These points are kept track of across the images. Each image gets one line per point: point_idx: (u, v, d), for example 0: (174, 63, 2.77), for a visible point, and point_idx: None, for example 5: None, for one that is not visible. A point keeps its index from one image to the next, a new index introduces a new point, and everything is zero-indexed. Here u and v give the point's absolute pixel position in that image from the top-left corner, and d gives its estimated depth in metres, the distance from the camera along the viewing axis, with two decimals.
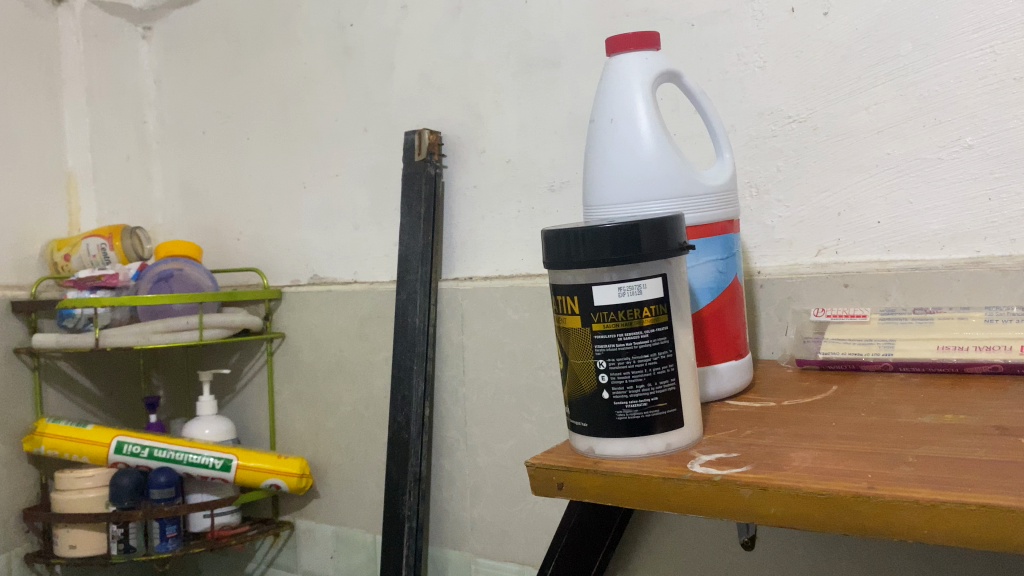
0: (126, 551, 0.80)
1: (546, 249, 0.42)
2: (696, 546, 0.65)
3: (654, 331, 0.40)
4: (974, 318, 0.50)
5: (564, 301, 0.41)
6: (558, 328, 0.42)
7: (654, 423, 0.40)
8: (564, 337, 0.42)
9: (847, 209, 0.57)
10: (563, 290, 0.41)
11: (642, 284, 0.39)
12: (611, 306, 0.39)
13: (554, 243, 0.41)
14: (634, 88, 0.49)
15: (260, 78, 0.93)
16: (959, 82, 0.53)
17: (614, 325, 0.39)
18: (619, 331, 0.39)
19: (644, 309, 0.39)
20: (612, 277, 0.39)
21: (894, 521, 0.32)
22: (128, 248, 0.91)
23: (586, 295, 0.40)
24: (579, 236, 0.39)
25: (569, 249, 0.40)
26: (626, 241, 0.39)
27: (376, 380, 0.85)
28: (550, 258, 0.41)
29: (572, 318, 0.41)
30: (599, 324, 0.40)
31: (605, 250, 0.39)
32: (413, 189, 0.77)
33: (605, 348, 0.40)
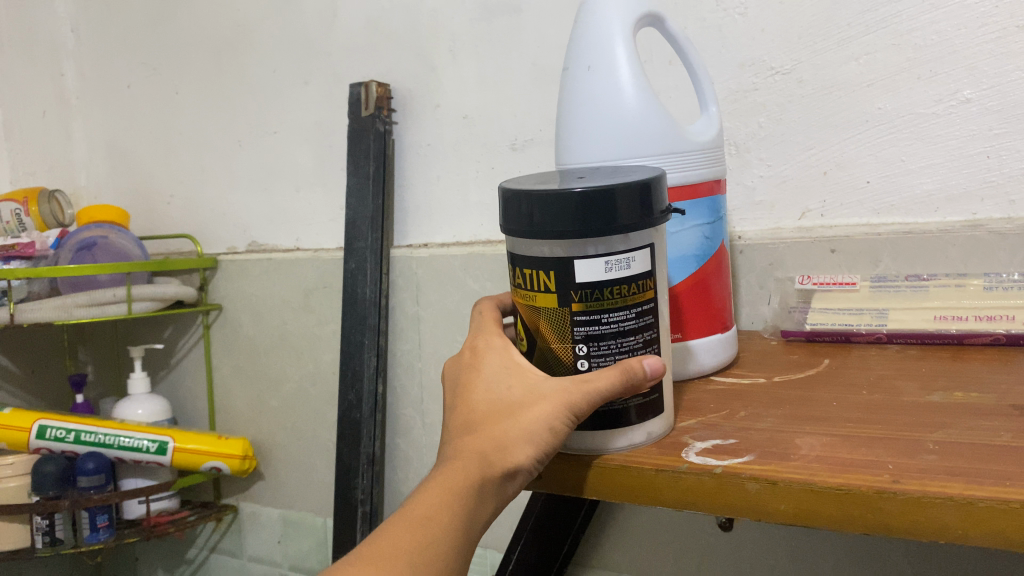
0: (52, 544, 0.74)
1: (510, 209, 0.35)
2: (670, 527, 0.61)
3: (639, 310, 0.34)
4: (972, 285, 0.46)
5: (533, 275, 0.35)
6: (523, 300, 0.36)
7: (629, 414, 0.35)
8: (531, 314, 0.36)
9: (834, 167, 0.53)
10: (533, 263, 0.35)
11: (631, 257, 0.34)
12: (596, 284, 0.33)
13: (528, 208, 0.33)
14: (614, 32, 0.44)
15: (190, 25, 0.85)
16: (958, 30, 0.48)
17: (598, 307, 0.33)
18: (603, 311, 0.34)
19: (630, 285, 0.34)
20: (596, 250, 0.33)
21: (923, 522, 0.28)
22: (45, 214, 0.83)
23: (566, 270, 0.33)
24: (564, 202, 0.32)
25: (548, 215, 0.33)
26: (619, 210, 0.32)
27: (323, 354, 0.79)
28: (517, 222, 0.34)
29: (546, 296, 0.34)
30: (580, 303, 0.34)
31: (596, 221, 0.32)
32: (360, 147, 0.71)
33: (587, 331, 0.34)
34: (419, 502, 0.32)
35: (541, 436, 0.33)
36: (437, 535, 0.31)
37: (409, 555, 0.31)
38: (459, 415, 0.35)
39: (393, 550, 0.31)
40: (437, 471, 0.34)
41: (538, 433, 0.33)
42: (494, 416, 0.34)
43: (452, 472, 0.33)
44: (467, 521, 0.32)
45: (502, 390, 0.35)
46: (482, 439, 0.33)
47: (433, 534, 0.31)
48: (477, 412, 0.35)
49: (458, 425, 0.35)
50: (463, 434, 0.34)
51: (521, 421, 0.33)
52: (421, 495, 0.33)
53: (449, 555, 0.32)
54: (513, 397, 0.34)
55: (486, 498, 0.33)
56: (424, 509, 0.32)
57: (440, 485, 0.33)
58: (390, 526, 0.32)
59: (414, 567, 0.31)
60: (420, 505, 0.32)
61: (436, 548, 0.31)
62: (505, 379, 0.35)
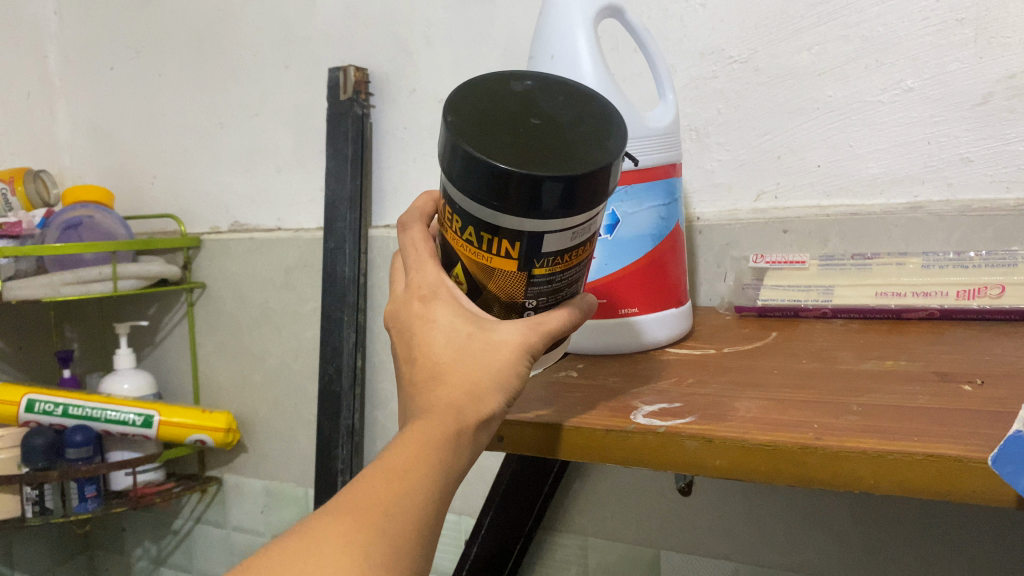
0: (42, 514, 0.76)
1: (461, 168, 0.29)
2: (633, 492, 0.65)
3: (584, 257, 0.34)
4: (912, 263, 0.49)
5: (486, 240, 0.31)
6: (465, 251, 0.33)
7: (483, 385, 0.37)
8: (480, 270, 0.33)
9: (787, 152, 0.56)
10: (489, 230, 0.30)
11: (590, 226, 0.31)
12: (559, 252, 0.31)
13: (482, 171, 0.28)
14: (577, 25, 0.46)
15: (172, 8, 0.87)
16: (902, 22, 0.51)
17: (557, 268, 0.32)
18: (558, 271, 0.32)
19: (585, 243, 0.32)
20: (561, 226, 0.30)
21: (841, 473, 0.31)
22: (31, 193, 0.84)
23: (532, 244, 0.30)
24: (536, 187, 0.28)
25: (513, 195, 0.28)
26: (585, 195, 0.29)
27: (305, 331, 0.82)
28: (474, 189, 0.29)
29: (502, 261, 0.31)
30: (539, 269, 0.32)
31: (557, 205, 0.28)
32: (339, 130, 0.73)
33: (538, 288, 0.33)
34: (393, 456, 0.29)
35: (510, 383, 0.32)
36: (418, 489, 0.28)
37: (389, 507, 0.28)
38: (417, 365, 0.32)
39: (371, 505, 0.28)
40: (407, 426, 0.30)
41: (508, 381, 0.32)
42: (459, 363, 0.31)
43: (427, 424, 0.30)
44: (445, 475, 0.29)
45: (464, 336, 0.32)
46: (452, 390, 0.31)
47: (412, 489, 0.28)
48: (440, 360, 0.32)
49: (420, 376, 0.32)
50: (429, 383, 0.31)
51: (490, 366, 0.31)
52: (393, 450, 0.29)
53: (430, 511, 0.29)
54: (478, 342, 0.32)
55: (461, 451, 0.30)
56: (402, 461, 0.29)
57: (416, 436, 0.29)
58: (360, 484, 0.29)
59: (395, 522, 0.27)
60: (396, 460, 0.29)
61: (418, 502, 0.28)
62: (464, 324, 0.33)
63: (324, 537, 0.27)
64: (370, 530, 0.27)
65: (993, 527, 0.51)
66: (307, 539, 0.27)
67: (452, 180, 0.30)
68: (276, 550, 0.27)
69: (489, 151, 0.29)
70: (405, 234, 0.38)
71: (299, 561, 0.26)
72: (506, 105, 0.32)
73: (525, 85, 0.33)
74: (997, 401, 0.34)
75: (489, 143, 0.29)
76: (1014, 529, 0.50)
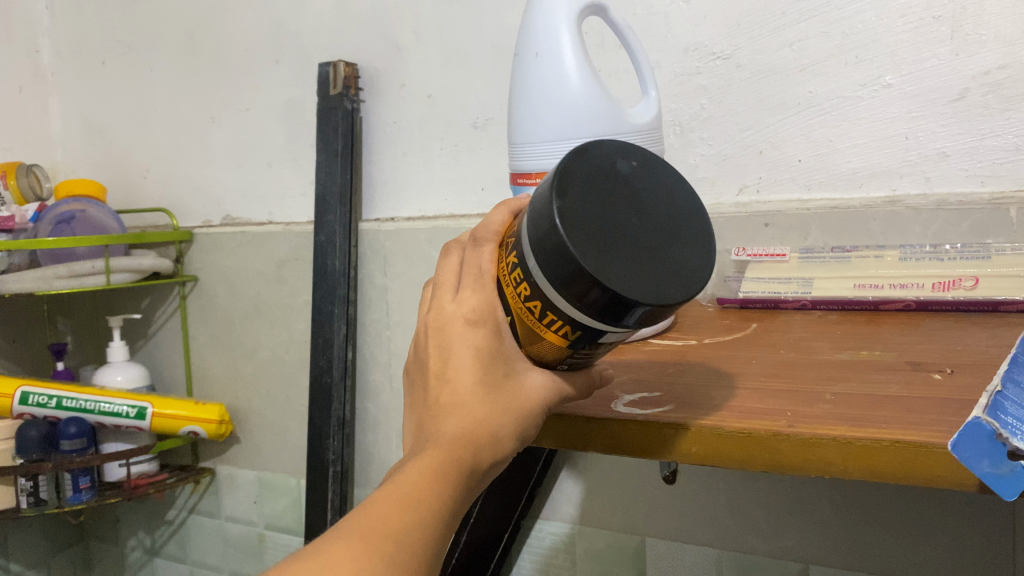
0: (37, 505, 0.77)
1: (553, 255, 0.28)
2: (619, 481, 0.66)
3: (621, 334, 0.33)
4: (889, 256, 0.51)
5: (549, 317, 0.30)
6: (518, 307, 0.31)
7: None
8: (527, 333, 0.32)
9: (768, 147, 0.57)
10: (554, 311, 0.30)
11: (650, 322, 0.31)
12: (613, 341, 0.31)
13: (569, 269, 0.28)
14: (560, 22, 0.48)
15: (163, 2, 0.87)
16: (881, 20, 0.52)
17: (596, 349, 0.32)
18: (599, 350, 0.32)
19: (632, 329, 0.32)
20: (614, 335, 0.30)
21: (812, 458, 0.31)
22: (23, 187, 0.85)
23: (593, 336, 0.30)
24: (619, 305, 0.28)
25: (593, 301, 0.28)
26: (660, 315, 0.29)
27: (296, 323, 0.83)
28: (555, 277, 0.29)
29: (555, 336, 0.31)
30: (586, 350, 0.31)
31: (627, 320, 0.28)
32: (328, 125, 0.74)
33: (574, 359, 0.32)
34: (405, 481, 0.31)
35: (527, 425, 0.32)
36: (426, 520, 0.30)
37: (399, 535, 0.30)
38: (444, 392, 0.32)
39: (382, 532, 0.29)
40: (422, 452, 0.32)
41: (525, 423, 0.32)
42: (483, 401, 0.32)
43: (443, 457, 0.31)
44: (452, 504, 0.31)
45: (492, 378, 0.32)
46: (470, 424, 0.32)
47: (420, 520, 0.30)
48: (467, 394, 0.32)
49: (444, 403, 0.32)
50: (451, 414, 0.32)
51: (512, 415, 0.32)
52: (406, 474, 0.31)
53: (433, 541, 0.31)
54: (506, 387, 0.32)
55: (471, 479, 0.32)
56: (414, 490, 0.30)
57: (430, 465, 0.31)
58: (374, 504, 0.31)
59: (402, 551, 0.29)
60: (408, 486, 0.30)
61: (424, 532, 0.30)
62: (496, 364, 0.32)
63: (338, 559, 0.28)
64: (381, 558, 0.29)
65: (967, 513, 0.52)
66: (322, 562, 0.28)
67: (536, 250, 0.29)
68: (292, 568, 0.28)
69: (584, 250, 0.28)
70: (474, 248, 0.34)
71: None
72: (612, 188, 0.30)
73: (631, 163, 0.31)
74: (965, 390, 0.35)
75: (588, 241, 0.28)
76: (987, 515, 0.52)
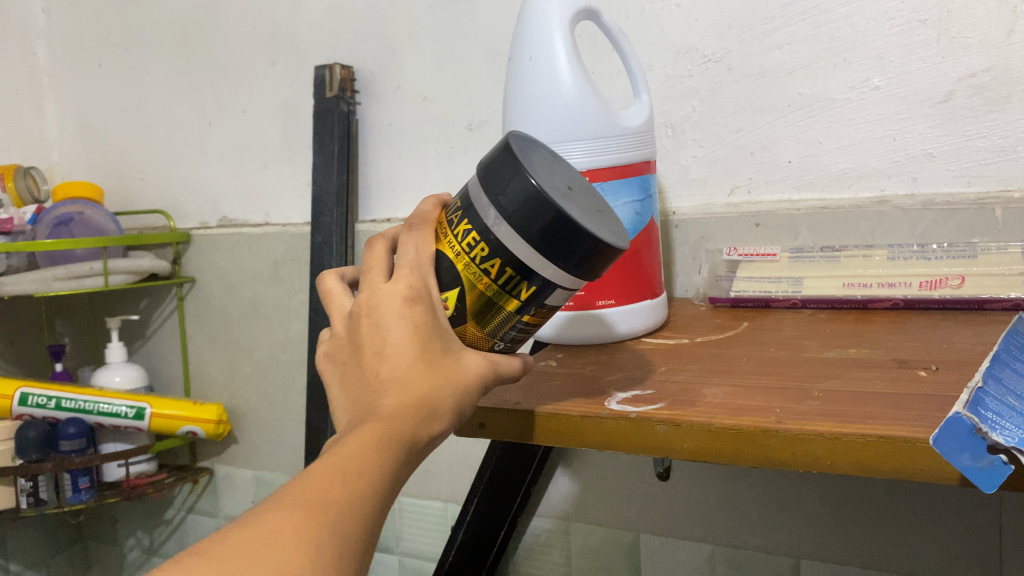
0: (37, 505, 0.78)
1: (530, 209, 0.33)
2: (613, 478, 0.67)
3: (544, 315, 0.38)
4: (877, 255, 0.52)
5: (508, 275, 0.34)
6: (471, 274, 0.35)
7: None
8: (479, 301, 0.36)
9: (759, 148, 0.58)
10: (514, 267, 0.34)
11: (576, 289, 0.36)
12: (552, 304, 0.36)
13: (540, 213, 0.33)
14: (553, 26, 0.48)
15: (159, 5, 0.88)
16: (868, 23, 0.53)
17: (534, 317, 0.37)
18: (535, 321, 0.37)
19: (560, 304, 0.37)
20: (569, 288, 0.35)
21: (799, 454, 0.32)
22: (21, 189, 0.86)
23: (543, 291, 0.35)
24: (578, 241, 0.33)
25: (557, 238, 0.33)
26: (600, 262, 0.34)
27: (293, 324, 0.84)
28: (523, 222, 0.33)
29: (508, 297, 0.35)
30: (529, 315, 0.36)
31: (577, 263, 0.34)
32: (325, 127, 0.74)
33: (515, 329, 0.37)
34: (350, 452, 0.31)
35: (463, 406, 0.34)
36: (368, 490, 0.30)
37: (342, 504, 0.29)
38: (383, 370, 0.34)
39: (326, 501, 0.29)
40: (365, 425, 0.32)
41: (462, 402, 0.34)
42: (423, 375, 0.34)
43: (387, 428, 0.32)
44: (394, 477, 0.31)
45: (430, 354, 0.34)
46: (411, 398, 0.33)
47: (366, 488, 0.30)
48: (407, 369, 0.34)
49: (384, 378, 0.34)
50: (391, 389, 0.33)
51: (450, 391, 0.34)
52: (353, 447, 0.31)
53: (373, 514, 0.30)
54: (442, 364, 0.34)
55: (411, 455, 0.32)
56: (359, 461, 0.30)
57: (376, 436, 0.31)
58: (316, 473, 0.30)
59: (349, 520, 0.29)
60: (353, 456, 0.31)
61: (366, 502, 0.30)
62: (433, 342, 0.35)
63: (279, 525, 0.27)
64: (324, 524, 0.28)
65: (954, 507, 0.53)
66: (264, 528, 0.27)
67: (503, 213, 0.34)
68: (230, 535, 0.27)
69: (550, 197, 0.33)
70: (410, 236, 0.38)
71: (256, 546, 0.26)
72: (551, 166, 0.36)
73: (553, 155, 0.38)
74: (949, 386, 0.36)
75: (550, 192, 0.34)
76: (973, 508, 0.53)
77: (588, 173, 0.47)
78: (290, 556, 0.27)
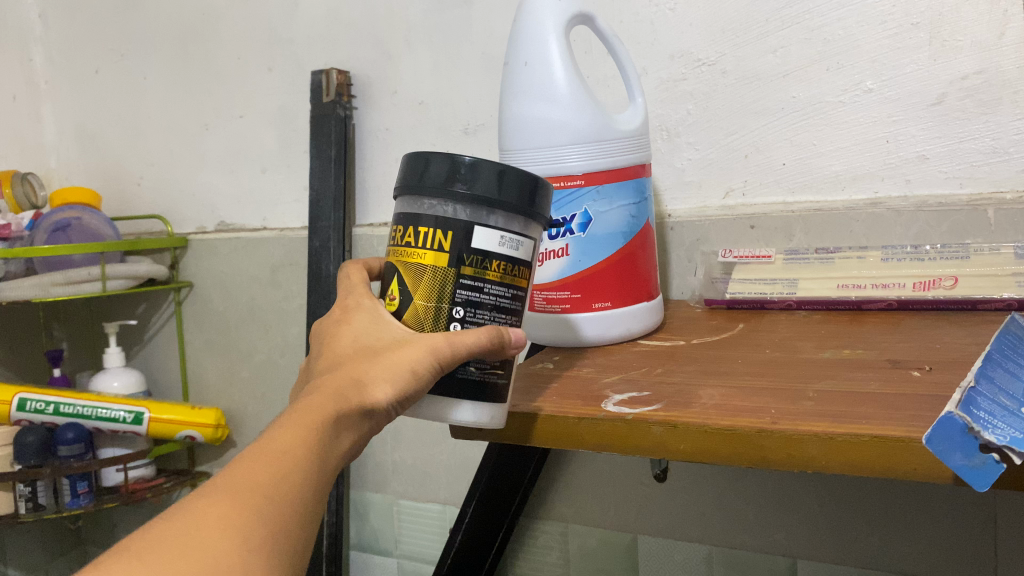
0: (36, 510, 0.79)
1: (441, 172, 0.35)
2: (610, 479, 0.67)
3: (513, 293, 0.36)
4: (872, 257, 0.52)
5: (427, 233, 0.35)
6: (400, 258, 0.36)
7: (461, 380, 0.37)
8: (412, 275, 0.36)
9: (754, 151, 0.59)
10: (456, 225, 0.35)
11: (520, 242, 0.36)
12: (489, 253, 0.35)
13: (450, 170, 0.35)
14: (548, 31, 0.49)
15: (155, 12, 0.88)
16: (861, 26, 0.54)
17: (485, 277, 0.35)
18: (486, 281, 0.35)
19: (515, 267, 0.36)
20: (520, 230, 0.36)
21: (795, 454, 0.32)
22: (18, 196, 0.86)
23: (465, 235, 0.35)
24: (497, 175, 0.34)
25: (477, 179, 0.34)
26: (527, 193, 0.35)
27: (291, 328, 0.84)
28: (441, 185, 0.35)
29: (435, 255, 0.35)
30: (468, 268, 0.35)
31: (509, 197, 0.35)
32: (322, 132, 0.75)
33: (466, 295, 0.35)
34: (274, 436, 0.30)
35: (404, 376, 0.33)
36: (297, 469, 0.29)
37: (269, 489, 0.28)
38: (319, 364, 0.35)
39: (252, 484, 0.28)
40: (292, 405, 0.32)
41: (402, 372, 0.33)
42: (356, 360, 0.34)
43: (311, 404, 0.31)
44: (326, 457, 0.31)
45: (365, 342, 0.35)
46: (340, 379, 0.33)
47: (293, 470, 0.29)
48: (340, 359, 0.35)
49: (321, 370, 0.35)
50: (321, 375, 0.34)
51: (383, 362, 0.34)
52: (280, 430, 0.30)
53: (308, 492, 0.30)
54: (377, 348, 0.35)
55: (344, 432, 0.32)
56: (284, 442, 0.30)
57: (300, 418, 0.31)
58: (241, 462, 0.29)
59: (275, 504, 0.28)
60: (277, 439, 0.30)
61: (297, 481, 0.29)
62: (369, 334, 0.35)
63: (203, 524, 0.26)
64: (252, 510, 0.27)
65: (949, 506, 0.54)
66: (188, 522, 0.26)
67: (430, 194, 0.35)
68: (144, 537, 0.26)
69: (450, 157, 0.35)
70: (347, 276, 0.41)
71: (178, 545, 0.25)
72: None
73: None
74: (941, 386, 0.36)
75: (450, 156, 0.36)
76: (969, 507, 0.53)
77: (583, 177, 0.48)
78: (214, 546, 0.26)
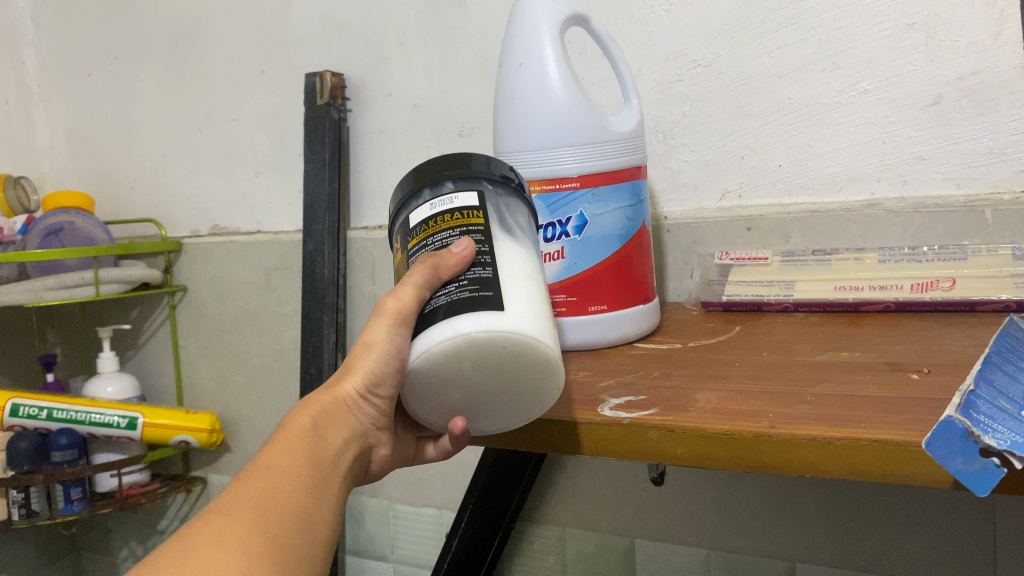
0: (29, 516, 0.77)
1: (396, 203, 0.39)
2: (607, 483, 0.67)
3: (466, 230, 0.34)
4: (869, 259, 0.52)
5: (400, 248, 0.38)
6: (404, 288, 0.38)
7: (435, 311, 0.33)
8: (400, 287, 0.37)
9: (750, 152, 0.58)
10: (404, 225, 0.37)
11: (455, 195, 0.36)
12: (423, 219, 0.36)
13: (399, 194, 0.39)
14: (542, 32, 0.48)
15: (147, 15, 0.88)
16: (856, 27, 0.54)
17: (424, 235, 0.35)
18: (429, 236, 0.35)
19: (458, 212, 0.35)
20: (452, 188, 0.36)
21: (793, 458, 0.32)
22: (11, 200, 0.86)
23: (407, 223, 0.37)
24: (418, 168, 0.38)
25: (407, 182, 0.38)
26: (446, 163, 0.37)
27: (285, 331, 0.84)
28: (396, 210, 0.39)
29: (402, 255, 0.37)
30: (413, 240, 0.35)
31: (428, 172, 0.37)
32: (316, 135, 0.74)
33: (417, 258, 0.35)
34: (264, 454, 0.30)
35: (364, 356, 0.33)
36: (286, 480, 0.29)
37: (261, 499, 0.28)
38: None
39: (242, 503, 0.28)
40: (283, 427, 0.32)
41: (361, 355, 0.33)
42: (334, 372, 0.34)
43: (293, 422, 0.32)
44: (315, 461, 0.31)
45: None
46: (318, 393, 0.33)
47: (280, 478, 0.29)
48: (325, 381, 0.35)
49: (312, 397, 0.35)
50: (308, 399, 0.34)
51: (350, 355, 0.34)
52: (266, 450, 0.31)
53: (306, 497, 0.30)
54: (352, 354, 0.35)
55: (329, 435, 0.32)
56: (273, 456, 0.30)
57: (284, 435, 0.31)
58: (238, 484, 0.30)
59: (266, 511, 0.28)
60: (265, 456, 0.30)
61: (290, 490, 0.29)
62: None
63: (196, 538, 0.26)
64: (245, 520, 0.27)
65: (946, 508, 0.53)
66: (184, 540, 0.26)
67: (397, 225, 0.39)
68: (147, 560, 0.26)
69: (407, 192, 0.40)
70: None
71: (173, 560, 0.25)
72: None
73: None
74: (940, 390, 0.36)
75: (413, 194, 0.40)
76: (966, 509, 0.53)
77: (579, 179, 0.47)
78: (211, 560, 0.26)
